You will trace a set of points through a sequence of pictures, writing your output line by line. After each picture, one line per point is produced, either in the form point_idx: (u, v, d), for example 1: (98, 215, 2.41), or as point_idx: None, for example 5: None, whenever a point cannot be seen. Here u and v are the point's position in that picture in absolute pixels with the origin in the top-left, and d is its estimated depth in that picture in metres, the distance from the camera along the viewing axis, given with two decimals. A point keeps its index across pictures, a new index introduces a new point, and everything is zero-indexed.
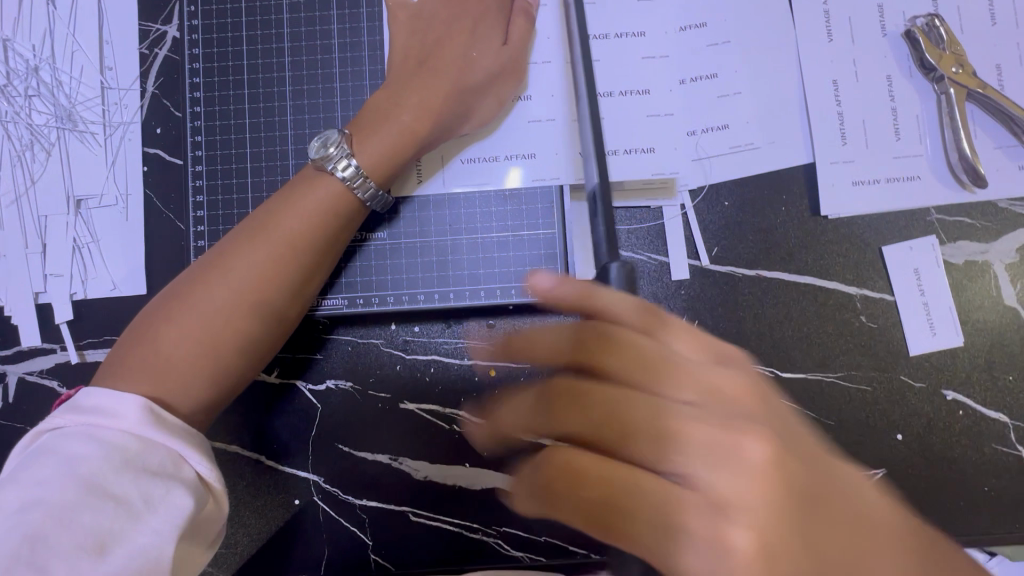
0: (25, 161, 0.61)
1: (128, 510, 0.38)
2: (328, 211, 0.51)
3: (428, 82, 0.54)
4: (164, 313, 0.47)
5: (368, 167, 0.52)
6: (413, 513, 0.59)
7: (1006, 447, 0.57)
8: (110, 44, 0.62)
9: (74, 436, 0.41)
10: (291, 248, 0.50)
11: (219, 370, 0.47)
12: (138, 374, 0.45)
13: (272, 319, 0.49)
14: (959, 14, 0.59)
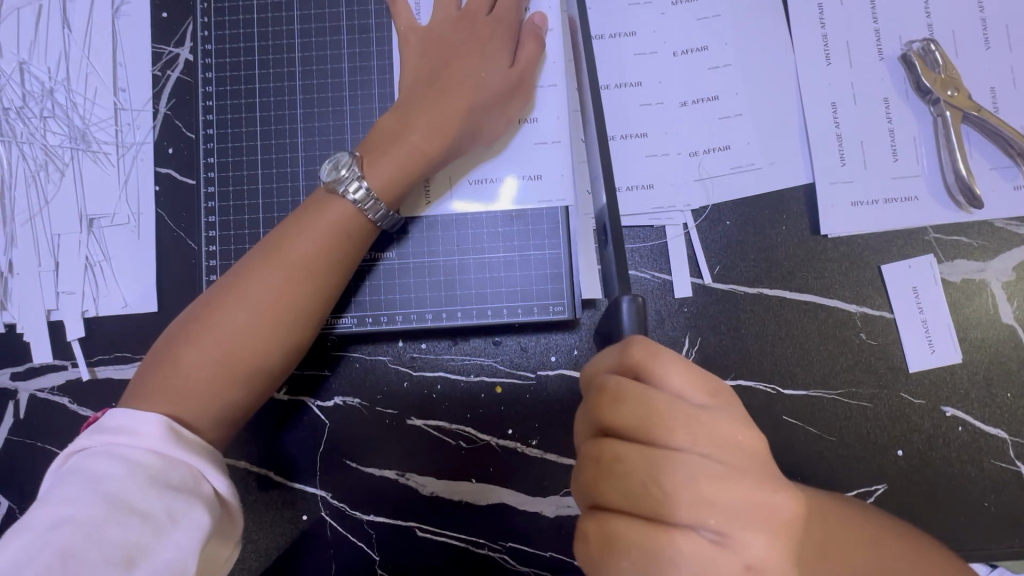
0: (39, 181, 0.62)
1: (153, 524, 0.39)
2: (340, 233, 0.52)
3: (438, 104, 0.54)
4: (185, 335, 0.49)
5: (379, 189, 0.53)
6: (420, 528, 0.60)
7: (1005, 463, 0.57)
8: (124, 66, 0.63)
9: (101, 454, 0.42)
10: (304, 271, 0.51)
11: (236, 391, 0.49)
12: (161, 395, 0.47)
13: (286, 340, 0.50)
14: (954, 38, 0.60)
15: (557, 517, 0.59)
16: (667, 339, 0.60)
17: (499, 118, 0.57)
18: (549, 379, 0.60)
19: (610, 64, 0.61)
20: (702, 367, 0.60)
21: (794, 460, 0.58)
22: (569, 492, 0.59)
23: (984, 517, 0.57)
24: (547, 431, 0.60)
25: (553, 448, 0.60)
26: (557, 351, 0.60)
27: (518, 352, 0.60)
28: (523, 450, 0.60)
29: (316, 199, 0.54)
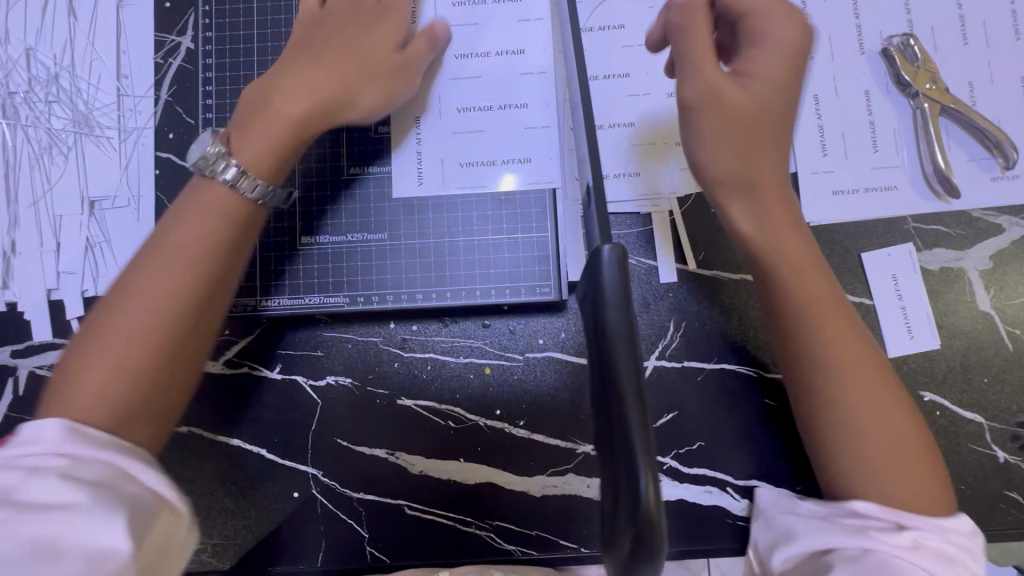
0: (42, 163, 0.64)
1: (72, 518, 0.35)
2: (214, 222, 0.48)
3: (413, 102, 0.56)
4: (87, 342, 0.44)
5: None
6: (409, 506, 0.61)
7: (981, 447, 0.59)
8: (126, 54, 0.65)
9: (3, 463, 0.38)
10: (184, 264, 0.46)
11: (143, 395, 0.43)
12: (59, 403, 0.42)
13: (189, 335, 0.45)
14: (933, 33, 0.62)
15: (544, 496, 0.61)
16: (652, 323, 0.61)
17: (469, 119, 0.61)
18: (536, 361, 0.61)
19: (599, 56, 0.63)
20: (686, 351, 0.61)
21: (775, 443, 0.60)
22: (555, 472, 0.61)
23: (961, 500, 0.58)
24: (534, 412, 0.61)
25: (540, 428, 0.61)
26: (544, 334, 0.62)
27: (506, 334, 0.62)
28: (510, 431, 0.61)
29: (184, 194, 0.50)
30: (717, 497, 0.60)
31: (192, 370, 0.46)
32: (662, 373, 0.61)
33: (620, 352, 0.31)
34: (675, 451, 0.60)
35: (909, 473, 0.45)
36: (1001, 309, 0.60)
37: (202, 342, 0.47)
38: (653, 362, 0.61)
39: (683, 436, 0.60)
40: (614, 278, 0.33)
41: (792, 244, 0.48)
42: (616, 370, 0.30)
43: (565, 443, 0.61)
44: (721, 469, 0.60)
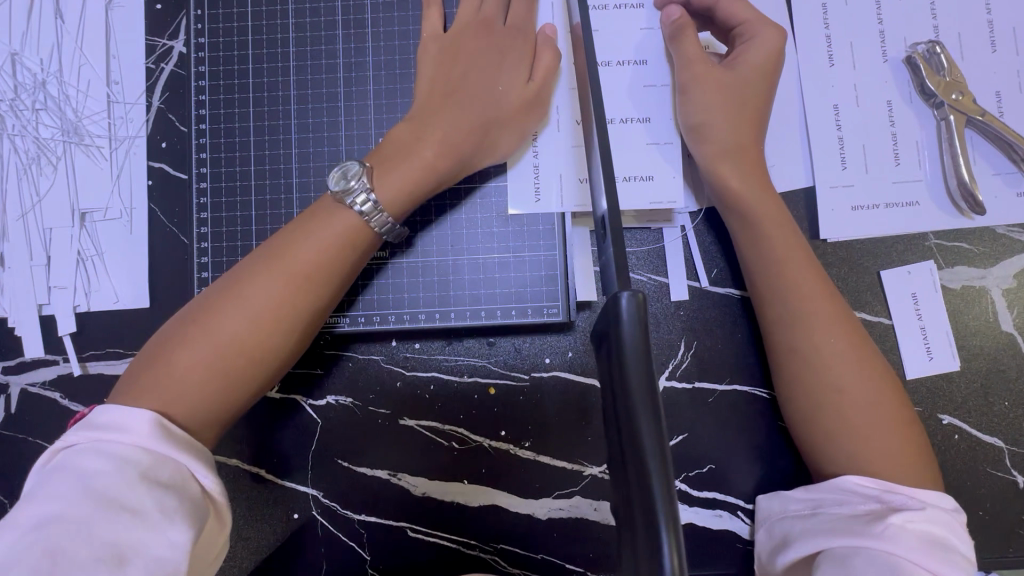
0: (31, 174, 0.62)
1: (142, 520, 0.39)
2: (342, 244, 0.51)
3: (451, 116, 0.54)
4: (182, 335, 0.48)
5: (387, 203, 0.52)
6: (411, 528, 0.60)
7: (1000, 472, 0.57)
8: (117, 59, 0.62)
9: (88, 451, 0.41)
10: (304, 278, 0.50)
11: (226, 395, 0.47)
12: (151, 392, 0.45)
13: (279, 343, 0.49)
14: (960, 40, 0.59)
15: (550, 519, 0.59)
16: (663, 342, 0.59)
17: (511, 130, 0.56)
18: (543, 381, 0.60)
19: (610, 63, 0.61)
20: (697, 371, 0.59)
21: (788, 466, 0.58)
22: (561, 494, 0.59)
23: (979, 525, 0.56)
24: (540, 433, 0.59)
25: (546, 450, 0.59)
26: (551, 353, 0.60)
27: (512, 353, 0.60)
28: (515, 452, 0.59)
29: (320, 203, 0.53)
30: (727, 521, 0.58)
31: (272, 374, 0.51)
32: (672, 394, 0.59)
33: (643, 410, 0.29)
34: (685, 474, 0.58)
35: (896, 455, 0.49)
36: None
37: (290, 351, 0.51)
38: (663, 383, 0.59)
39: (693, 458, 0.58)
40: (635, 329, 0.31)
41: (780, 242, 0.54)
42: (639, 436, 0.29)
43: (571, 465, 0.59)
44: (732, 492, 0.58)
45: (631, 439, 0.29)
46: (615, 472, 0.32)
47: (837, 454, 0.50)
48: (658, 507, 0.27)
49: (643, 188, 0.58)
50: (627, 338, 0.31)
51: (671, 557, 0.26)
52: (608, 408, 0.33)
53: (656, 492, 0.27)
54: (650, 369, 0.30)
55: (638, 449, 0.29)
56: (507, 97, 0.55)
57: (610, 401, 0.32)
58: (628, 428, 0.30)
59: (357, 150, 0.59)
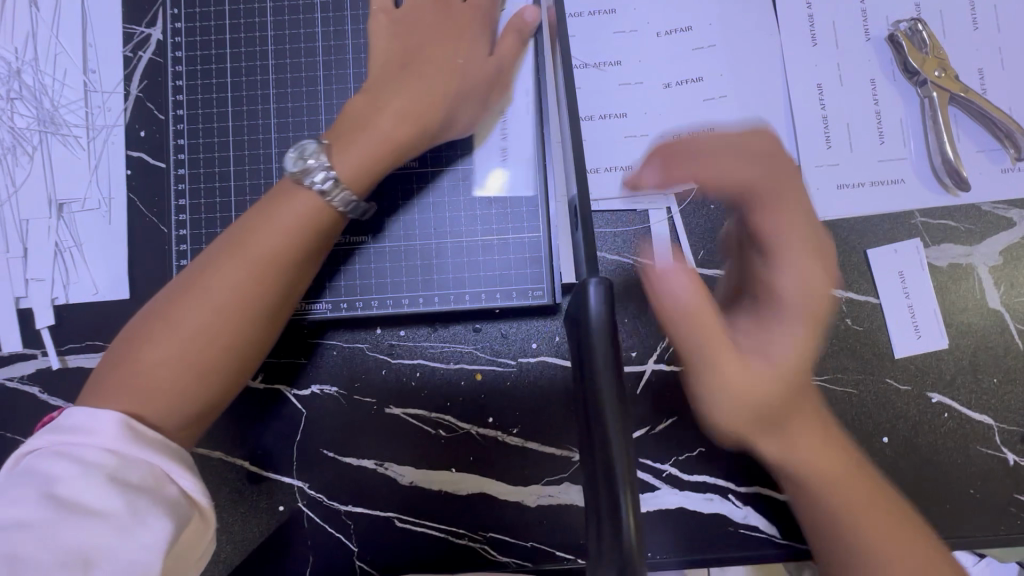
0: (7, 165, 0.61)
1: (107, 518, 0.37)
2: (306, 229, 0.49)
3: (414, 88, 0.53)
4: (144, 335, 0.46)
5: (348, 179, 0.50)
6: (398, 518, 0.59)
7: (990, 450, 0.57)
8: (93, 47, 0.62)
9: (54, 456, 0.40)
10: (268, 267, 0.48)
11: (202, 391, 0.46)
12: (119, 394, 0.44)
13: (251, 335, 0.48)
14: (942, 18, 0.59)
15: (538, 507, 0.58)
16: (650, 326, 0.59)
17: (455, 99, 0.54)
18: (530, 367, 0.59)
19: (591, 42, 0.61)
20: None
21: None
22: (550, 481, 0.58)
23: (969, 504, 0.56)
24: (528, 419, 0.59)
25: (534, 436, 0.59)
26: (538, 338, 0.59)
27: (498, 338, 0.59)
28: (503, 439, 0.59)
29: (281, 181, 0.51)
30: (717, 505, 0.57)
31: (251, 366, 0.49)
32: (661, 378, 0.58)
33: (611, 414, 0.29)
34: (675, 459, 0.57)
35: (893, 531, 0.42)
36: (1011, 307, 0.58)
37: (264, 343, 0.50)
38: (651, 367, 0.58)
39: (682, 442, 0.57)
40: (601, 317, 0.32)
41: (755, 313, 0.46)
42: (599, 393, 0.30)
43: (560, 451, 0.58)
44: (723, 476, 0.57)
45: (600, 437, 0.29)
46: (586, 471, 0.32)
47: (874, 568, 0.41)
48: (616, 462, 0.28)
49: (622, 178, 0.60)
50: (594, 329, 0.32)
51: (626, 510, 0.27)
52: (579, 392, 0.33)
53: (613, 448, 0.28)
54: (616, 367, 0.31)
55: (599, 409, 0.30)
56: (459, 68, 0.54)
57: (580, 387, 0.33)
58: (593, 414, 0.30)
59: None
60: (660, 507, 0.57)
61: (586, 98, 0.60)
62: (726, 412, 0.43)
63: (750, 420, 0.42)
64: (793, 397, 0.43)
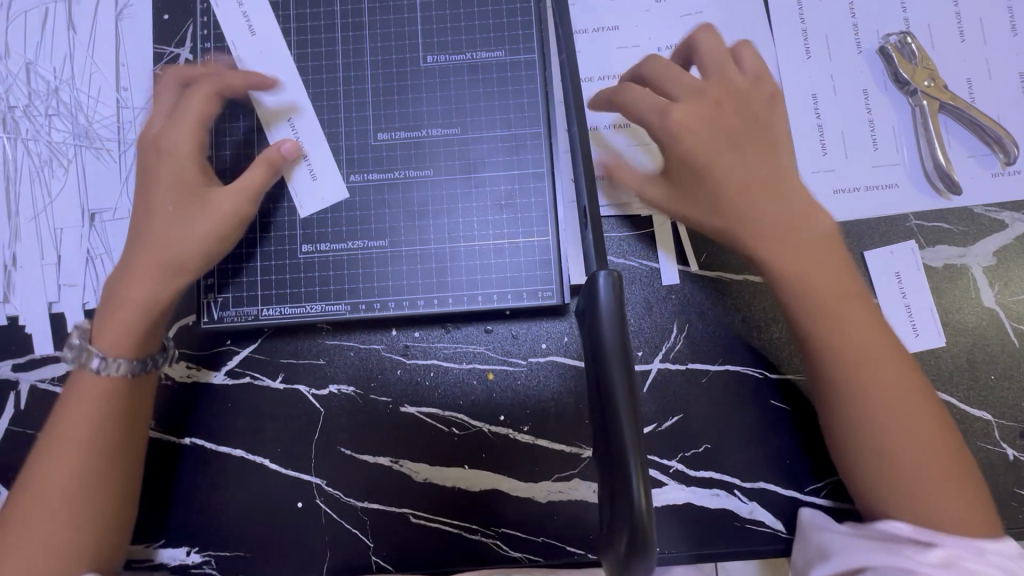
0: (43, 177, 0.64)
1: None
2: (132, 346, 0.53)
3: (155, 181, 0.56)
4: (26, 492, 0.50)
5: (111, 352, 0.53)
6: (413, 514, 0.60)
7: (990, 445, 0.58)
8: (126, 66, 0.65)
9: None
10: (64, 397, 0.53)
11: (72, 535, 0.49)
12: (24, 552, 0.48)
13: (37, 484, 0.50)
14: (931, 31, 0.62)
15: (549, 502, 0.60)
16: (655, 327, 0.61)
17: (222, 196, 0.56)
18: (540, 366, 0.61)
19: (596, 57, 0.64)
20: (690, 353, 0.60)
21: (782, 445, 0.59)
22: (560, 477, 0.60)
23: None
24: (538, 417, 0.61)
25: (544, 434, 0.60)
26: (547, 339, 0.61)
27: (509, 339, 0.62)
28: (514, 436, 0.61)
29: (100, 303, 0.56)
30: (724, 500, 0.59)
31: (129, 505, 0.53)
32: (667, 376, 0.60)
33: (625, 416, 0.31)
34: (681, 455, 0.59)
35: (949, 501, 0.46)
36: (1005, 305, 0.60)
37: (116, 483, 0.52)
38: (657, 366, 0.60)
39: (688, 439, 0.59)
40: (613, 313, 0.34)
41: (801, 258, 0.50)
42: (610, 382, 0.32)
43: (570, 448, 0.60)
44: (728, 471, 0.59)
45: (615, 438, 0.31)
46: (602, 464, 0.34)
47: (895, 500, 0.47)
48: (627, 442, 0.30)
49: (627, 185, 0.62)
50: (606, 326, 0.34)
51: (637, 484, 0.30)
52: (593, 390, 0.35)
53: (624, 429, 0.30)
54: (628, 363, 0.32)
55: (611, 394, 0.32)
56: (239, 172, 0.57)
57: (594, 385, 0.35)
58: (607, 413, 0.32)
59: (356, 146, 0.62)
60: (668, 503, 0.59)
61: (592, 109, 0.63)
62: (841, 355, 0.49)
63: (853, 364, 0.49)
64: (873, 341, 0.49)
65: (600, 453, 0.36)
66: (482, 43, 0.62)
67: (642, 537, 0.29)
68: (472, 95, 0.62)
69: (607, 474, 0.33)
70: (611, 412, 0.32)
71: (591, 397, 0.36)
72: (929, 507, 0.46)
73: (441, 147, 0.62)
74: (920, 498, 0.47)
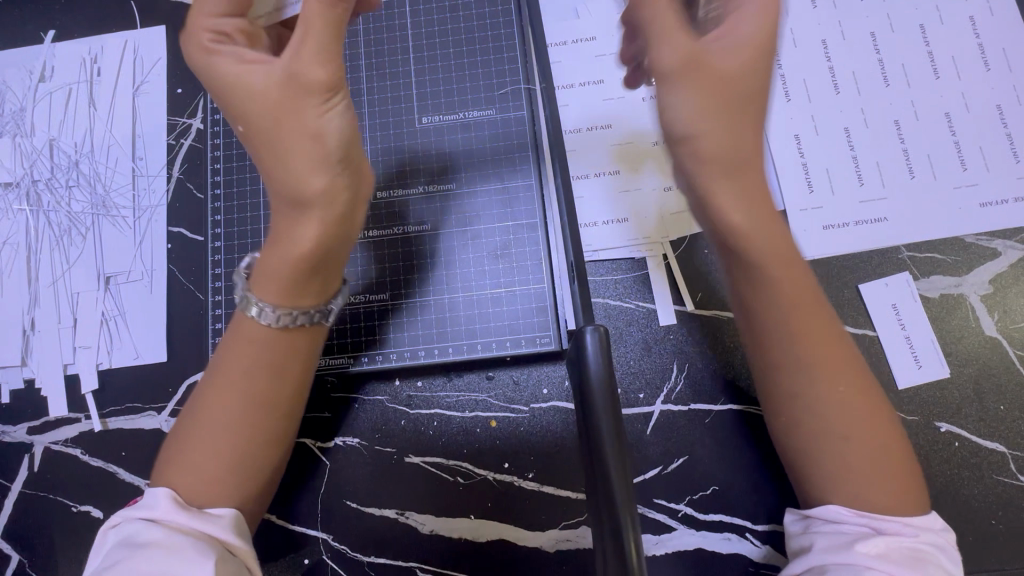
0: (63, 245, 0.67)
1: (174, 556, 0.40)
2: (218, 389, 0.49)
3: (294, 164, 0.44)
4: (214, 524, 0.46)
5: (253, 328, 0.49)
6: (420, 568, 0.60)
7: (1007, 478, 0.57)
8: (141, 138, 0.69)
9: (131, 526, 0.43)
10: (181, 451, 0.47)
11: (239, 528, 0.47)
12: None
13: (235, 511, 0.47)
14: (905, 70, 0.65)
15: (557, 551, 0.59)
16: (655, 367, 0.61)
17: (299, 133, 0.44)
18: (541, 412, 0.61)
19: (583, 110, 0.67)
20: (692, 393, 0.60)
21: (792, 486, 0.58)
22: (567, 525, 0.59)
23: (994, 535, 0.55)
24: (543, 463, 0.60)
25: (549, 480, 0.60)
26: (548, 384, 0.62)
27: (510, 385, 0.62)
28: (519, 484, 0.60)
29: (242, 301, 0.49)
30: (736, 544, 0.57)
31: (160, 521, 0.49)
32: (669, 417, 0.60)
33: (614, 466, 0.31)
34: (690, 498, 0.58)
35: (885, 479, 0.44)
36: (1008, 333, 0.60)
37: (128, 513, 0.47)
38: (659, 407, 0.60)
39: (696, 481, 0.58)
40: (599, 362, 0.36)
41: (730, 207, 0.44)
42: (600, 431, 0.33)
43: (575, 494, 0.60)
44: (739, 514, 0.58)
45: (605, 488, 0.31)
46: (595, 513, 0.35)
47: (820, 477, 0.46)
48: (616, 491, 0.30)
49: (617, 231, 0.64)
50: (592, 375, 0.35)
51: (629, 533, 0.29)
52: (583, 442, 0.36)
53: (615, 480, 0.31)
54: (615, 409, 0.34)
55: (599, 440, 0.33)
56: (310, 105, 0.44)
57: (584, 436, 0.36)
58: (598, 463, 0.33)
59: None
60: (679, 548, 0.58)
61: (578, 160, 0.66)
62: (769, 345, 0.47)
63: (778, 349, 0.47)
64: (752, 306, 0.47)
65: (591, 502, 0.36)
66: (474, 102, 0.66)
67: None
68: (466, 151, 0.65)
69: (598, 521, 0.33)
70: (601, 459, 0.33)
71: (581, 448, 0.37)
72: (874, 496, 0.44)
73: (439, 201, 0.64)
74: (863, 483, 0.44)
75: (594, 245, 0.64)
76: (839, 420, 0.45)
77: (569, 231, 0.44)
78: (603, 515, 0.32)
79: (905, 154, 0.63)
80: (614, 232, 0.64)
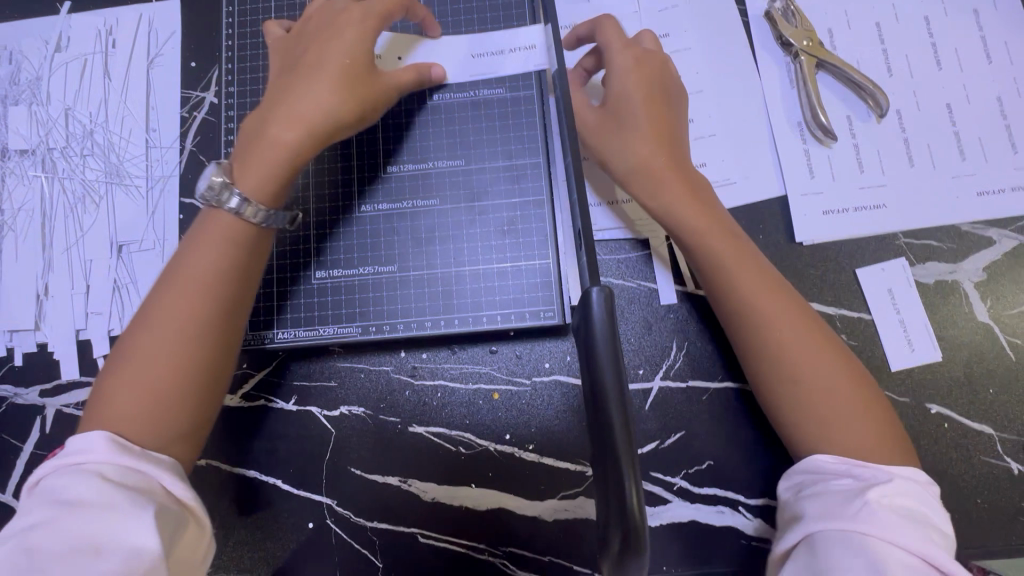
0: (77, 213, 0.69)
1: (114, 510, 0.41)
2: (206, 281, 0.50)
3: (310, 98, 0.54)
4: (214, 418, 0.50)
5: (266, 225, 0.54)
6: (421, 534, 0.61)
7: (993, 459, 0.58)
8: (155, 109, 0.71)
9: (63, 478, 0.43)
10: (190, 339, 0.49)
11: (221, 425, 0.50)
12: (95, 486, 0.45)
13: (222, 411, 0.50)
14: (908, 61, 0.66)
15: (555, 521, 0.61)
16: (656, 344, 0.63)
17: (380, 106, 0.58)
18: (543, 385, 0.63)
19: (592, 91, 0.68)
20: (690, 371, 0.62)
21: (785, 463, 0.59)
22: (566, 495, 0.61)
23: (978, 514, 0.57)
24: (543, 435, 0.62)
25: (549, 452, 0.62)
26: (550, 358, 0.64)
27: (513, 359, 0.64)
28: (520, 455, 0.62)
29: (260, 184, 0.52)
30: (729, 517, 0.59)
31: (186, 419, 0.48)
32: (668, 394, 0.62)
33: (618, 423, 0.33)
34: (685, 471, 0.60)
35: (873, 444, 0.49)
36: (999, 320, 0.61)
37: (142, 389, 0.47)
38: (658, 384, 0.62)
39: (691, 456, 0.60)
40: (604, 320, 0.36)
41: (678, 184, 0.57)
42: (606, 389, 0.34)
43: (575, 466, 0.61)
44: (733, 488, 0.59)
45: (609, 444, 0.33)
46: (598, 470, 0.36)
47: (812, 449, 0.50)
48: (619, 447, 0.32)
49: (622, 212, 0.65)
50: (598, 333, 0.36)
51: (630, 484, 0.31)
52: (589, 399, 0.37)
53: (617, 436, 0.32)
54: (620, 369, 0.34)
55: (604, 399, 0.34)
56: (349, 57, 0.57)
57: (590, 394, 0.37)
58: (603, 420, 0.34)
59: (367, 177, 0.66)
60: (673, 520, 0.59)
61: None
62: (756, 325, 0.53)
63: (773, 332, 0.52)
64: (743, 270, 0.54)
65: (595, 459, 0.38)
66: (485, 81, 0.67)
67: (638, 540, 0.30)
68: (476, 129, 0.66)
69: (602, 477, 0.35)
70: (604, 412, 0.34)
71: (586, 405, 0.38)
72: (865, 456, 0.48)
73: (449, 176, 0.65)
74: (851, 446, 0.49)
75: (598, 225, 0.65)
76: (826, 388, 0.51)
77: (577, 202, 0.45)
78: (607, 470, 0.33)
79: (906, 143, 0.64)
80: (618, 212, 0.65)
